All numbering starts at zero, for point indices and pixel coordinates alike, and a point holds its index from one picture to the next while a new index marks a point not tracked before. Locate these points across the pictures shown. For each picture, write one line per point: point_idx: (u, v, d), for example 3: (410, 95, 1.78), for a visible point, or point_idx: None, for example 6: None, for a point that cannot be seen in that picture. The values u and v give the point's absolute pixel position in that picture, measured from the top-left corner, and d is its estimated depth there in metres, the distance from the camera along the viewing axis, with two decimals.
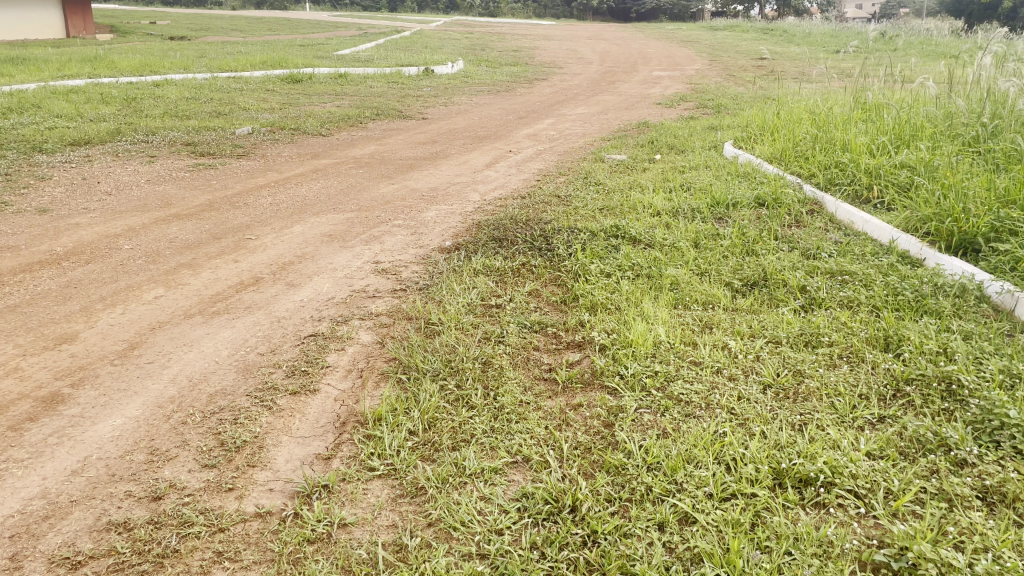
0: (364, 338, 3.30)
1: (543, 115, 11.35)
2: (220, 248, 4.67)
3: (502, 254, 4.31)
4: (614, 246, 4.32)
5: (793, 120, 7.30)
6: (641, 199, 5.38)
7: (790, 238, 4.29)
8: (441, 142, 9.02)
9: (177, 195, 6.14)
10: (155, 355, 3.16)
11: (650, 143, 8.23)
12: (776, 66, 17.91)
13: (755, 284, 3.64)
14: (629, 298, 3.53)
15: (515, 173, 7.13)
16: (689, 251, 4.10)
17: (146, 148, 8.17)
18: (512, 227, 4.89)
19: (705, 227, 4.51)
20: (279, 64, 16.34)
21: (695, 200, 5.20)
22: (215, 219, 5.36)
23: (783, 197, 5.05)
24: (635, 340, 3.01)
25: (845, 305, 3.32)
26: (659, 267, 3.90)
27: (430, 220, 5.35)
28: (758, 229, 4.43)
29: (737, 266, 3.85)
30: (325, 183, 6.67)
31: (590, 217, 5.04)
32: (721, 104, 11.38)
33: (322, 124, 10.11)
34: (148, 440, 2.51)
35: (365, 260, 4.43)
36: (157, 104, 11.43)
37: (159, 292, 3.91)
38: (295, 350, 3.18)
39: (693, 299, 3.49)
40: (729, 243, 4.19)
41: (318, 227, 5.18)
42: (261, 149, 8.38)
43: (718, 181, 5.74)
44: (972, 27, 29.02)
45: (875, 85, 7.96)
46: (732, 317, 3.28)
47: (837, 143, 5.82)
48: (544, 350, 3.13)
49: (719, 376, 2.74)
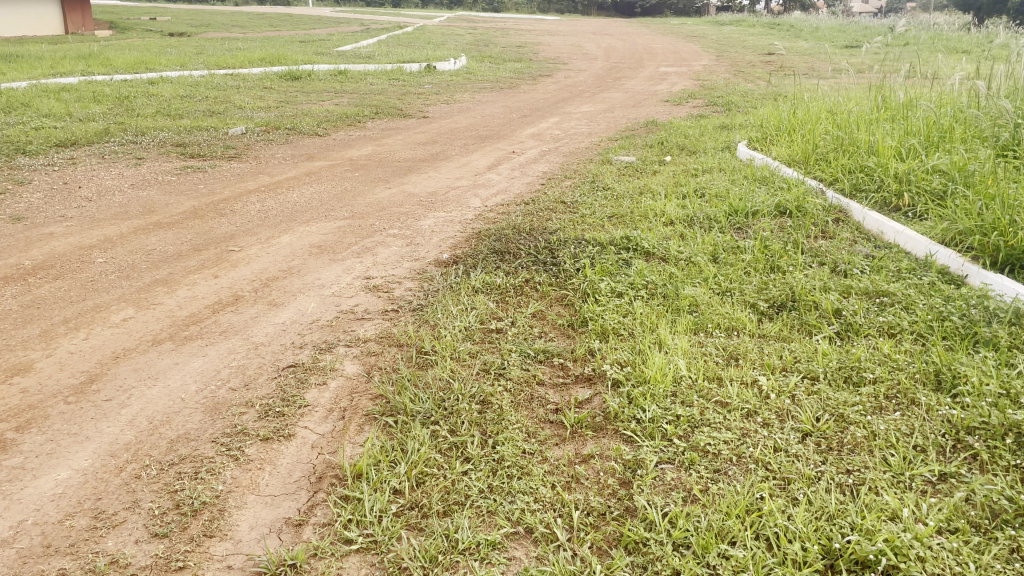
0: (349, 369, 2.97)
1: (547, 113, 10.99)
2: (200, 262, 4.33)
3: (504, 269, 3.97)
4: (625, 260, 3.97)
5: (811, 119, 6.94)
6: (653, 206, 5.03)
7: (817, 251, 3.94)
8: (441, 142, 8.70)
9: (161, 201, 5.82)
10: (115, 391, 2.83)
11: (659, 143, 7.89)
12: (785, 63, 17.55)
13: (783, 307, 3.29)
14: (643, 322, 3.19)
15: (518, 176, 6.78)
16: (708, 268, 3.75)
17: (133, 150, 7.84)
18: (515, 238, 4.55)
19: (724, 238, 4.16)
20: (277, 61, 15.98)
21: (711, 208, 4.85)
22: (197, 229, 5.03)
23: (807, 204, 4.70)
24: (651, 375, 2.67)
25: (886, 332, 2.97)
26: (675, 285, 3.56)
27: (427, 229, 5.02)
28: (782, 241, 4.08)
29: (761, 285, 3.50)
30: (318, 188, 6.33)
31: (599, 227, 4.70)
32: (731, 102, 11.03)
33: (319, 123, 9.76)
34: (94, 500, 2.18)
35: (355, 276, 4.09)
36: (150, 102, 11.11)
37: (128, 313, 3.58)
38: (271, 384, 2.85)
39: (714, 325, 3.15)
40: (751, 257, 3.84)
41: (307, 237, 4.84)
42: (254, 151, 8.04)
43: (734, 187, 5.40)
44: (982, 21, 28.59)
45: (897, 85, 7.61)
46: (760, 347, 2.93)
47: (861, 144, 5.47)
48: (550, 385, 2.79)
49: (751, 422, 2.39)
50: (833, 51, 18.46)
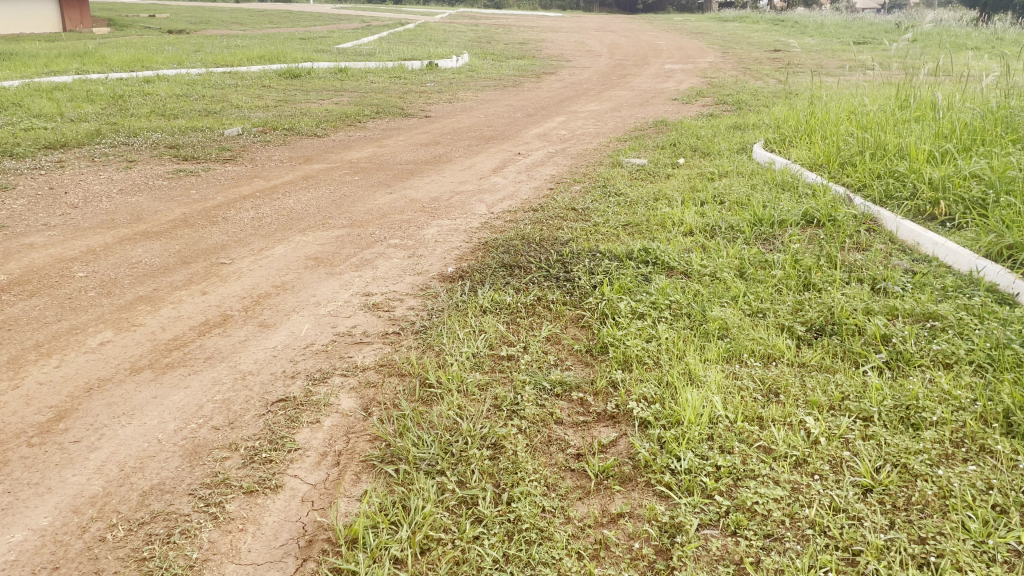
0: (345, 404, 2.67)
1: (552, 112, 10.70)
2: (187, 277, 4.05)
3: (514, 285, 3.68)
4: (644, 276, 3.68)
5: (830, 119, 6.65)
6: (671, 213, 4.74)
7: (853, 266, 3.64)
8: (445, 143, 8.41)
9: (150, 208, 5.53)
10: (84, 430, 2.54)
11: (671, 144, 7.60)
12: (792, 60, 17.26)
13: (822, 332, 3.00)
14: (669, 350, 2.90)
15: (525, 180, 6.49)
16: (737, 285, 3.46)
17: (125, 153, 7.55)
18: (524, 249, 4.26)
19: (750, 252, 3.87)
20: (277, 58, 15.70)
21: (733, 216, 4.56)
22: (186, 239, 4.74)
23: (836, 213, 4.40)
24: (684, 414, 2.38)
25: (941, 363, 2.68)
26: (702, 305, 3.27)
27: (430, 238, 4.73)
28: (814, 255, 3.78)
29: (796, 306, 3.21)
30: (316, 192, 6.05)
31: (614, 238, 4.41)
32: (741, 101, 10.72)
33: (317, 123, 9.47)
34: (50, 571, 1.90)
35: (354, 293, 3.81)
36: (145, 102, 10.82)
37: (107, 336, 3.29)
38: (259, 423, 2.56)
39: (748, 352, 2.86)
40: (782, 273, 3.55)
41: (302, 248, 4.55)
42: (250, 153, 7.76)
43: (754, 193, 5.10)
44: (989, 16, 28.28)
45: (918, 85, 7.32)
46: (802, 379, 2.64)
47: (889, 147, 5.17)
48: (569, 423, 2.50)
49: (803, 475, 2.11)
50: (840, 49, 18.18)
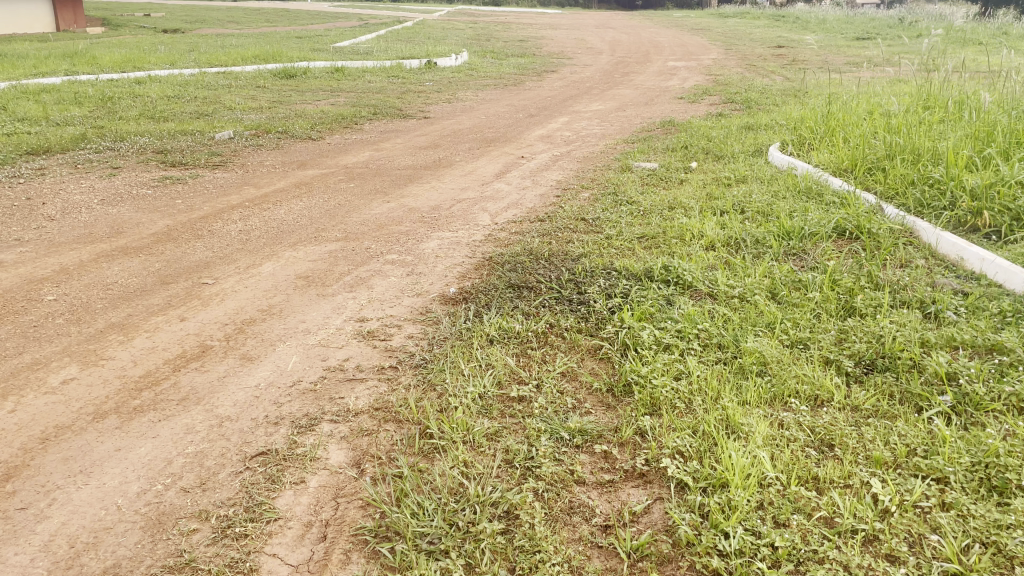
0: (335, 458, 2.33)
1: (555, 112, 10.35)
2: (165, 300, 3.71)
3: (523, 310, 3.34)
4: (667, 299, 3.34)
5: (851, 119, 6.31)
6: (689, 224, 4.40)
7: (897, 286, 3.31)
8: (444, 146, 8.08)
9: (132, 220, 5.19)
10: (33, 495, 2.21)
11: (682, 146, 7.27)
12: (797, 57, 16.95)
13: (873, 367, 2.67)
14: (703, 389, 2.56)
15: (530, 186, 6.15)
16: (771, 310, 3.12)
17: (109, 159, 7.21)
18: (533, 266, 3.93)
19: (781, 270, 3.53)
20: (272, 58, 15.34)
21: (758, 228, 4.22)
22: (167, 256, 4.40)
23: (870, 224, 4.06)
24: (729, 477, 2.05)
25: (1015, 408, 2.36)
26: (734, 334, 2.93)
27: (430, 254, 4.39)
28: (853, 273, 3.45)
29: (840, 336, 2.88)
30: (308, 201, 5.70)
31: (629, 254, 4.07)
32: (750, 99, 10.39)
33: (312, 125, 9.13)
34: None
35: (347, 318, 3.47)
36: (134, 104, 10.47)
37: (71, 373, 2.96)
38: (235, 483, 2.22)
39: (792, 394, 2.52)
40: (820, 295, 3.22)
41: (292, 266, 4.21)
42: (241, 158, 7.41)
43: (778, 201, 4.78)
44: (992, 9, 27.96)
45: (940, 83, 6.99)
46: (858, 429, 2.31)
47: (920, 151, 4.84)
48: (594, 483, 2.16)
49: (877, 558, 1.78)
50: (844, 45, 17.85)
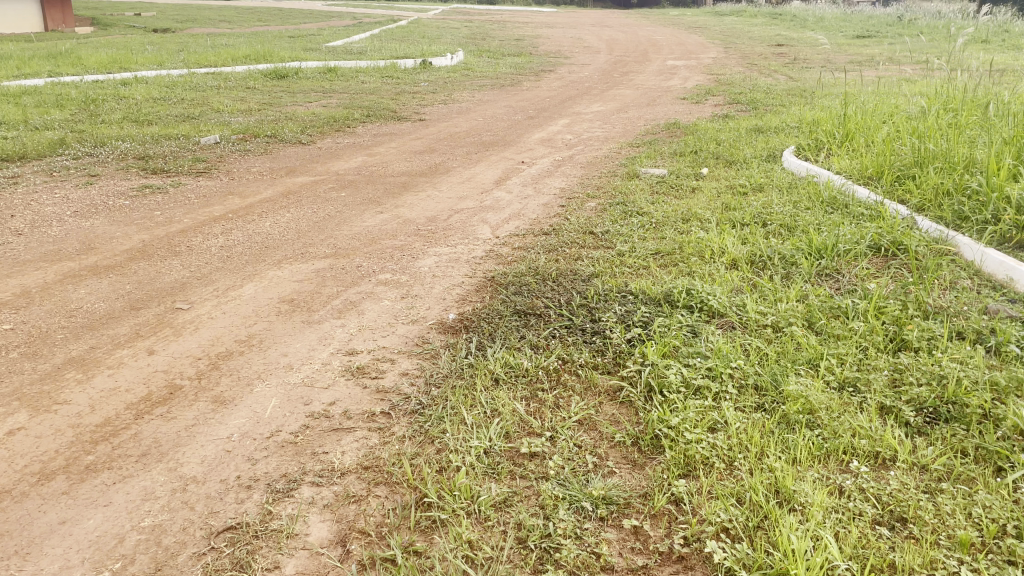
0: (315, 535, 1.98)
1: (555, 114, 9.99)
2: (133, 329, 3.34)
3: (531, 343, 2.99)
4: (692, 330, 3.00)
5: (870, 122, 5.98)
6: (708, 240, 4.05)
7: (948, 312, 2.97)
8: (440, 150, 7.73)
9: (106, 234, 4.83)
10: None
11: (690, 150, 6.92)
12: (798, 55, 16.65)
13: (938, 418, 2.33)
14: (746, 445, 2.23)
15: (532, 194, 5.81)
16: (812, 344, 2.78)
17: (88, 166, 6.84)
18: (539, 288, 3.58)
19: (817, 295, 3.20)
20: (263, 58, 14.95)
21: (784, 244, 3.88)
22: (140, 276, 4.03)
23: (908, 240, 3.72)
24: (791, 568, 1.72)
25: None
26: (773, 374, 2.59)
27: (426, 273, 4.03)
28: (897, 297, 3.11)
29: (894, 377, 2.54)
30: (296, 212, 5.34)
31: (645, 274, 3.73)
32: (755, 99, 10.05)
33: (303, 129, 8.76)
34: None
35: (335, 350, 3.11)
36: (118, 107, 10.09)
37: (19, 420, 2.60)
38: (196, 570, 1.87)
39: (848, 452, 2.19)
40: (865, 326, 2.88)
41: (275, 287, 3.85)
42: (227, 164, 7.04)
43: (802, 212, 4.43)
44: None
45: (960, 87, 6.68)
46: (932, 499, 1.98)
47: (954, 159, 4.50)
48: (625, 569, 1.82)
49: None
50: (845, 43, 17.56)
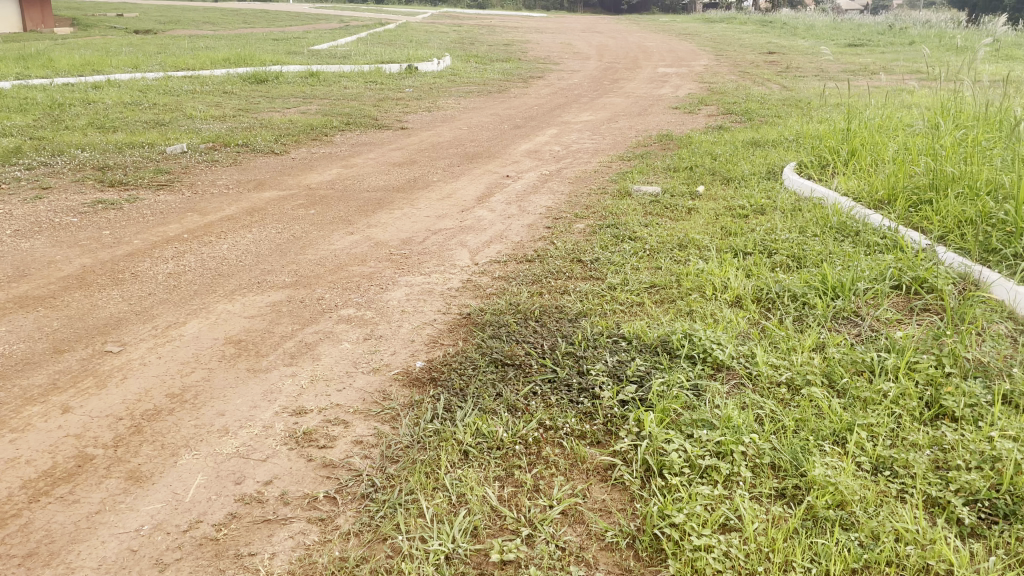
0: None
1: (544, 123, 9.58)
2: (51, 379, 2.90)
3: (508, 403, 2.56)
4: (695, 389, 2.59)
5: (877, 138, 5.59)
6: (708, 272, 3.64)
7: (991, 371, 2.56)
8: (420, 162, 7.31)
9: (45, 258, 4.37)
10: None
11: (684, 165, 6.53)
12: (791, 63, 16.33)
13: (996, 514, 1.94)
14: (769, 553, 1.82)
15: (516, 213, 5.39)
16: (835, 411, 2.37)
17: (40, 177, 6.38)
18: (521, 330, 3.16)
19: (837, 346, 2.79)
20: (243, 61, 14.48)
21: (795, 278, 3.47)
22: (72, 309, 3.58)
23: (932, 278, 3.31)
24: None
25: None
26: (794, 452, 2.18)
27: (395, 308, 3.60)
28: (931, 349, 2.70)
29: (938, 458, 2.14)
30: (258, 232, 4.89)
31: (638, 313, 3.31)
32: (750, 110, 9.69)
33: (277, 137, 8.32)
34: None
35: (281, 408, 2.67)
36: (86, 111, 9.62)
37: None
38: None
39: (892, 564, 1.79)
40: (897, 387, 2.47)
41: (223, 325, 3.41)
42: (192, 176, 6.60)
43: (810, 241, 4.04)
44: (975, 12, 27.73)
45: (969, 100, 6.32)
46: None
47: (976, 183, 4.12)
48: None
49: None
50: (840, 51, 17.27)
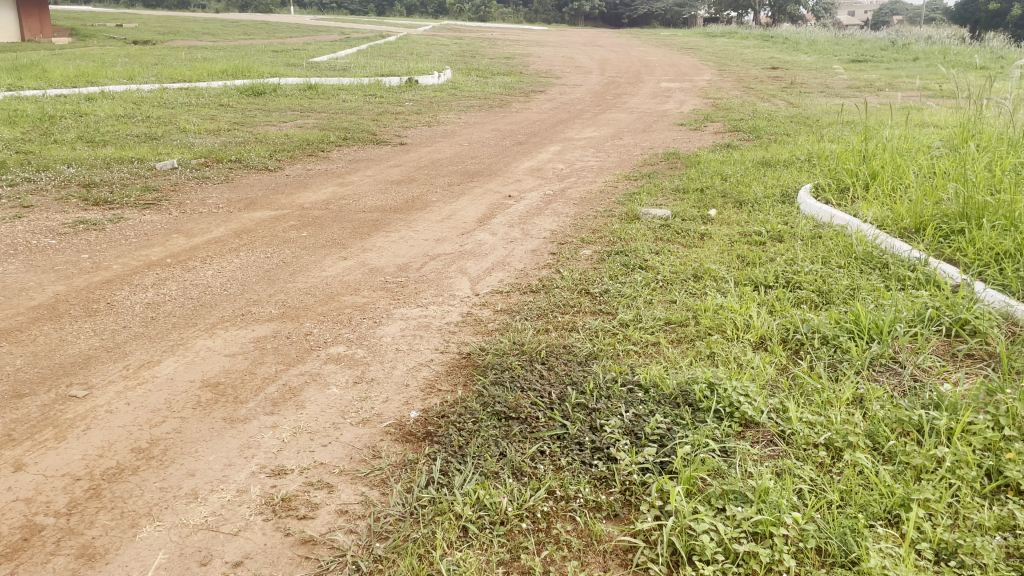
0: None
1: (546, 140, 9.34)
2: (5, 429, 2.61)
3: (514, 467, 2.28)
4: (724, 451, 2.30)
5: (898, 160, 5.33)
6: (729, 308, 3.36)
7: None
8: (419, 180, 7.05)
9: (16, 284, 4.09)
10: None
11: (692, 185, 6.27)
12: (796, 79, 16.12)
13: None
14: None
15: (519, 237, 5.12)
16: (885, 482, 2.09)
17: (22, 195, 6.10)
18: (526, 375, 2.88)
19: (880, 401, 2.50)
20: (241, 73, 14.24)
21: (824, 317, 3.19)
22: (37, 345, 3.30)
23: (976, 320, 3.04)
24: None
25: None
26: (843, 535, 1.90)
27: (388, 346, 3.32)
28: (986, 407, 2.42)
29: (1009, 546, 1.87)
30: (246, 257, 4.61)
31: (655, 356, 3.03)
32: (758, 127, 9.45)
33: (271, 152, 8.07)
34: None
35: (259, 468, 2.38)
36: (76, 124, 9.36)
37: None
38: None
39: None
40: (954, 454, 2.19)
41: (200, 364, 3.13)
42: (181, 194, 6.33)
43: (837, 273, 3.76)
44: (977, 30, 27.63)
45: (991, 120, 6.06)
46: None
47: (1013, 213, 3.85)
48: None
49: None
50: (845, 68, 17.09)
